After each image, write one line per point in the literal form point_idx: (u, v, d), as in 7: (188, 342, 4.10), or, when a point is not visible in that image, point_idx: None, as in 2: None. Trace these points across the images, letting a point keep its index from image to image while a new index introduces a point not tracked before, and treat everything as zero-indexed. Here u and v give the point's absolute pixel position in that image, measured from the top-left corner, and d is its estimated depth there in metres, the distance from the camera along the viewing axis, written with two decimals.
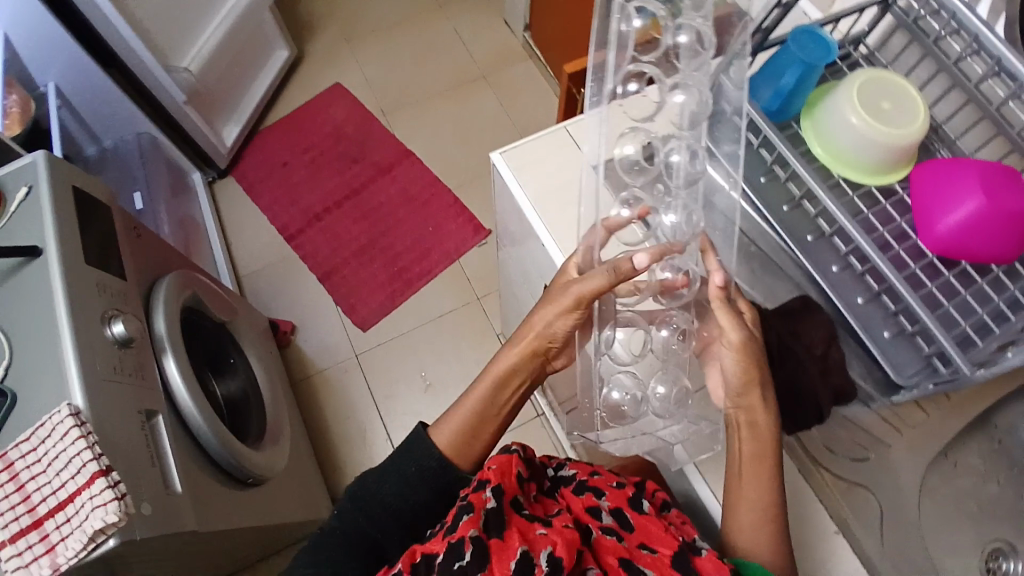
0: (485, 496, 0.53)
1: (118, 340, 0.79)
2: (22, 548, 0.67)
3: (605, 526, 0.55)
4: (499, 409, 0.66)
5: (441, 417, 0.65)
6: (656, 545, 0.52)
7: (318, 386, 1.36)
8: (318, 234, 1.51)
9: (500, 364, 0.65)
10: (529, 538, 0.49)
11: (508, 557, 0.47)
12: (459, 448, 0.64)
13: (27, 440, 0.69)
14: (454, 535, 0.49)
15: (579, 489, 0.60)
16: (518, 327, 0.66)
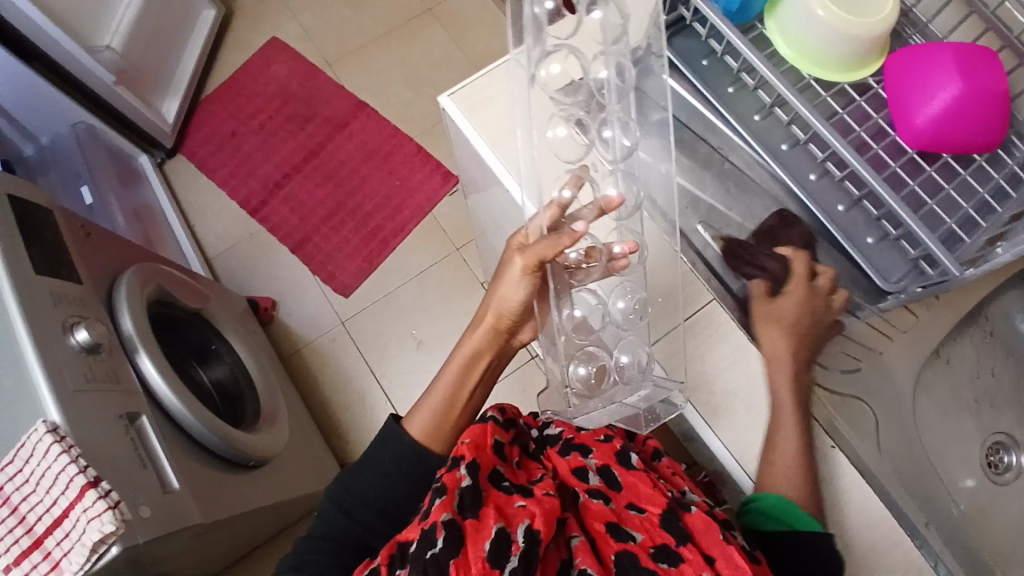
0: (460, 474, 0.52)
1: (84, 347, 0.76)
2: (27, 569, 0.66)
3: (591, 489, 0.55)
4: (470, 391, 0.66)
5: (413, 407, 0.65)
6: (644, 505, 0.53)
7: (309, 359, 1.35)
8: (283, 203, 1.46)
9: (465, 347, 0.66)
10: (507, 515, 0.50)
11: (483, 538, 0.48)
12: (433, 435, 0.64)
13: (10, 463, 0.68)
14: (428, 520, 0.49)
15: (565, 447, 0.60)
16: (478, 311, 0.66)
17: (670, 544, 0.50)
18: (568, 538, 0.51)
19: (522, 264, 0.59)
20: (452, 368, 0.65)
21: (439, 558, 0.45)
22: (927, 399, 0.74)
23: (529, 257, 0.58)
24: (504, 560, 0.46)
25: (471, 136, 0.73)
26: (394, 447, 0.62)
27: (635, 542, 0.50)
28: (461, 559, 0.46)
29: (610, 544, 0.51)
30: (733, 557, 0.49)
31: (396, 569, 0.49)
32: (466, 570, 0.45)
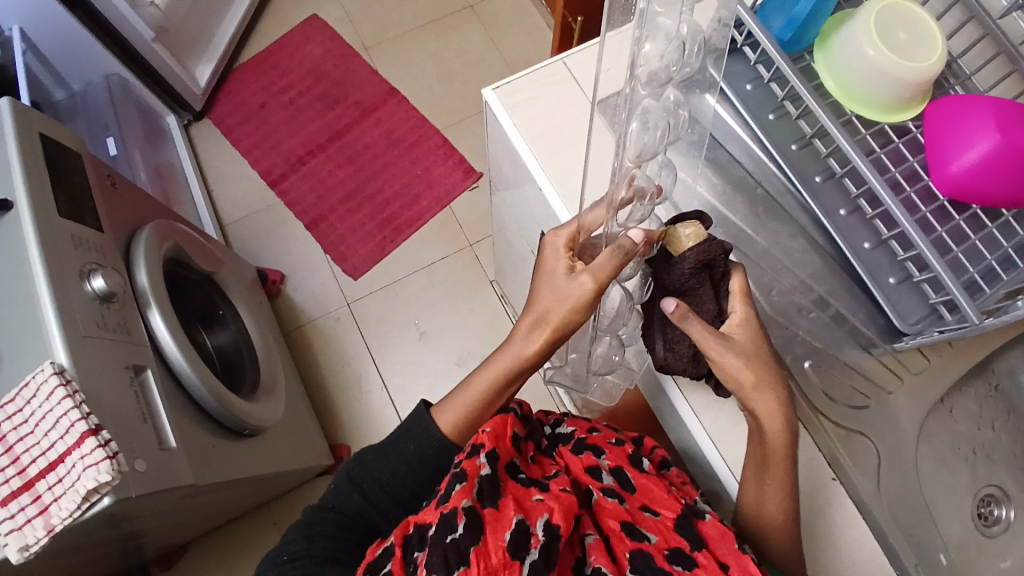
0: (479, 462, 0.53)
1: (98, 294, 0.75)
2: (14, 510, 0.66)
3: (605, 487, 0.56)
4: (507, 392, 0.64)
5: (445, 397, 0.64)
6: (659, 508, 0.55)
7: (311, 336, 1.35)
8: (303, 179, 1.46)
9: (517, 349, 0.62)
10: (526, 507, 0.50)
11: (503, 528, 0.47)
12: (463, 430, 0.63)
13: (11, 402, 0.68)
14: (448, 504, 0.49)
15: (576, 447, 0.61)
16: (534, 312, 0.61)
17: (685, 548, 0.52)
18: (581, 535, 0.52)
19: (588, 287, 0.57)
20: (496, 365, 0.63)
21: (460, 543, 0.45)
22: (930, 444, 0.75)
23: (592, 276, 0.57)
24: (524, 552, 0.46)
25: (510, 131, 0.73)
26: (421, 435, 0.62)
27: (650, 543, 0.52)
28: (480, 547, 0.46)
29: (624, 543, 0.51)
30: (746, 564, 0.52)
31: (412, 553, 0.49)
32: (485, 557, 0.45)
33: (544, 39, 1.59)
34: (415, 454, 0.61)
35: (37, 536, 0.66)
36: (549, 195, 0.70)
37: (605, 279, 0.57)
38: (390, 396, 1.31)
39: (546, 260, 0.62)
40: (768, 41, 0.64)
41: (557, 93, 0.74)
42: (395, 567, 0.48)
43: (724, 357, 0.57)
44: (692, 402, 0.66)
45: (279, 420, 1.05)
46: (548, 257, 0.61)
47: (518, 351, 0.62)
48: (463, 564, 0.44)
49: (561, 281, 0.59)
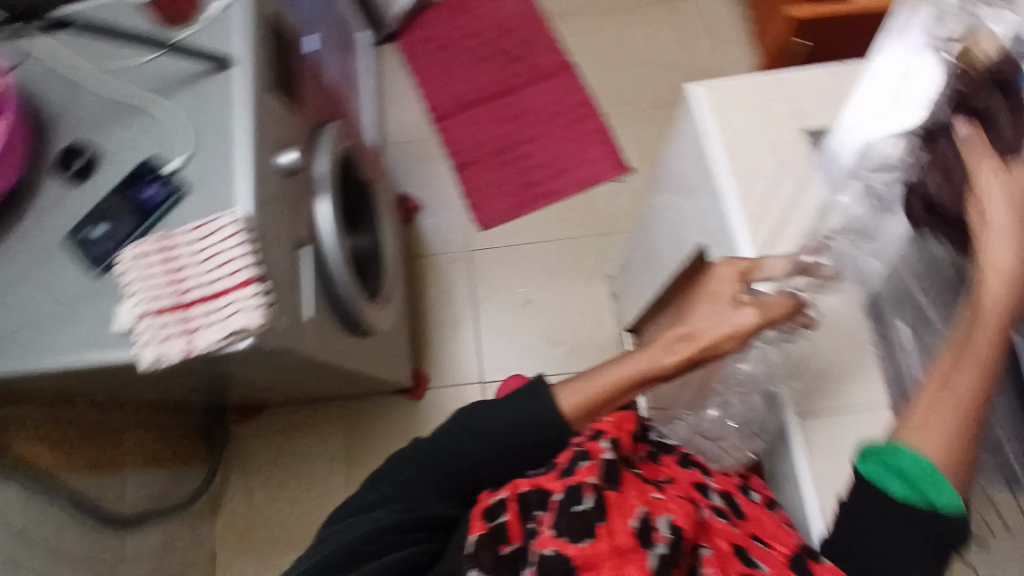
0: (601, 451, 0.61)
1: (285, 168, 0.82)
2: (159, 323, 0.71)
3: (714, 508, 0.60)
4: (630, 395, 0.64)
5: (567, 381, 0.63)
6: (771, 542, 0.57)
7: (426, 269, 1.41)
8: (463, 123, 1.52)
9: (660, 360, 0.62)
10: (649, 502, 0.54)
11: (627, 515, 0.51)
12: (581, 411, 0.61)
13: (191, 230, 0.73)
14: (574, 475, 0.56)
15: (683, 463, 0.69)
16: (686, 327, 0.62)
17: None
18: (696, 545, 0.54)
19: (751, 318, 0.60)
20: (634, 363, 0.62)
21: (587, 515, 0.50)
22: None
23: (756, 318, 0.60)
24: (651, 542, 0.49)
25: (709, 139, 0.73)
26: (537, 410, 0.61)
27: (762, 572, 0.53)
28: (607, 524, 0.49)
29: (735, 563, 0.53)
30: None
31: (531, 510, 0.52)
32: (613, 536, 0.48)
33: (733, 53, 1.55)
34: (529, 421, 0.60)
35: (173, 353, 0.70)
36: (732, 207, 0.70)
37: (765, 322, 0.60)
38: (478, 347, 1.35)
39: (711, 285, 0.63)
40: None
41: (765, 114, 0.73)
42: (513, 520, 0.51)
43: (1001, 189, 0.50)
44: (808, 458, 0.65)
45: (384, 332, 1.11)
46: (714, 283, 0.62)
47: (657, 357, 0.62)
48: (590, 534, 0.48)
49: (723, 306, 0.61)
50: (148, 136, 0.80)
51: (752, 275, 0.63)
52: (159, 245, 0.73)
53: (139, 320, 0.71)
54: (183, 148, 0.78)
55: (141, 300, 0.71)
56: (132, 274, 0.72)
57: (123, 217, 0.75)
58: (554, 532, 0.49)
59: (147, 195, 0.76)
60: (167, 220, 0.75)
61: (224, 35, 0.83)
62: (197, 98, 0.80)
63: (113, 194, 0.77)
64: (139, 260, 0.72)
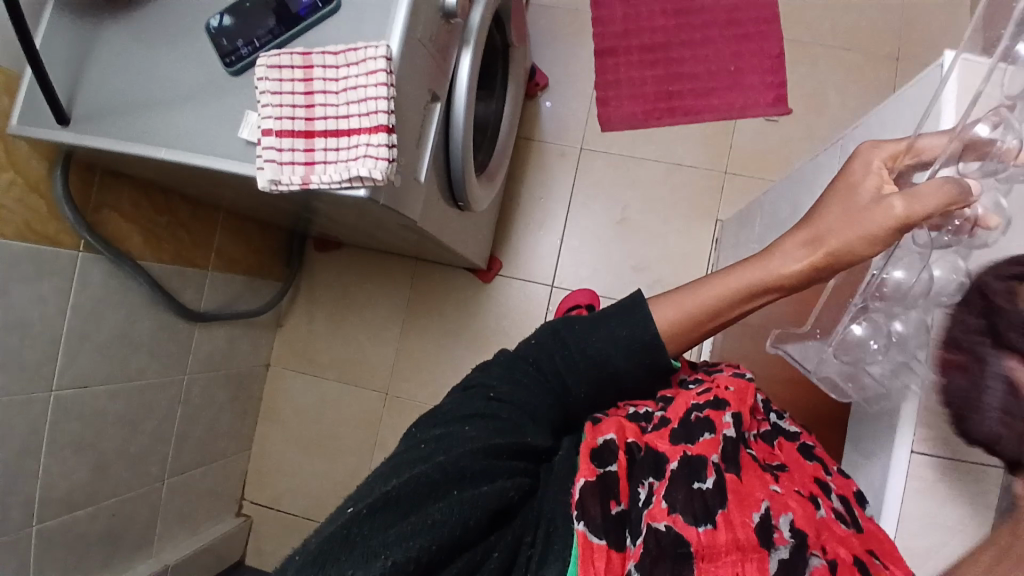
0: (724, 421, 0.54)
1: (445, 10, 0.75)
2: (284, 146, 0.68)
3: (835, 508, 0.51)
4: (738, 308, 0.59)
5: (662, 294, 0.60)
6: (888, 562, 0.47)
7: (533, 153, 1.33)
8: (621, 3, 1.34)
9: (778, 266, 0.57)
10: (769, 494, 0.48)
11: (749, 510, 0.46)
12: (673, 331, 0.58)
13: (336, 56, 0.69)
14: (694, 448, 0.51)
15: (803, 452, 0.58)
16: (805, 224, 0.58)
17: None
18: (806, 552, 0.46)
19: (894, 213, 0.50)
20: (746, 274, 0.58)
21: (707, 498, 0.47)
22: None
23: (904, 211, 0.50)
24: (772, 545, 0.45)
25: (949, 110, 0.58)
26: (637, 326, 0.57)
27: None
28: (726, 514, 0.46)
29: None
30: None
31: (641, 476, 0.49)
32: (732, 528, 0.45)
33: (962, 9, 1.29)
34: (623, 341, 0.56)
35: (290, 180, 0.68)
36: None
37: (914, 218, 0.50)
38: (561, 250, 1.31)
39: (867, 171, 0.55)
40: None
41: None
42: (621, 475, 0.49)
43: None
44: None
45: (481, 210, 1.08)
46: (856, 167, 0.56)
47: (775, 266, 0.57)
48: (709, 522, 0.45)
49: (862, 200, 0.54)
50: None
51: (901, 162, 0.56)
52: (303, 63, 0.69)
53: (264, 137, 0.68)
54: None
55: (269, 115, 0.68)
56: (264, 84, 0.68)
57: (267, 17, 0.71)
58: (668, 506, 0.46)
59: (300, 2, 0.71)
60: (315, 36, 0.71)
61: None
62: None
63: None
64: (275, 71, 0.68)
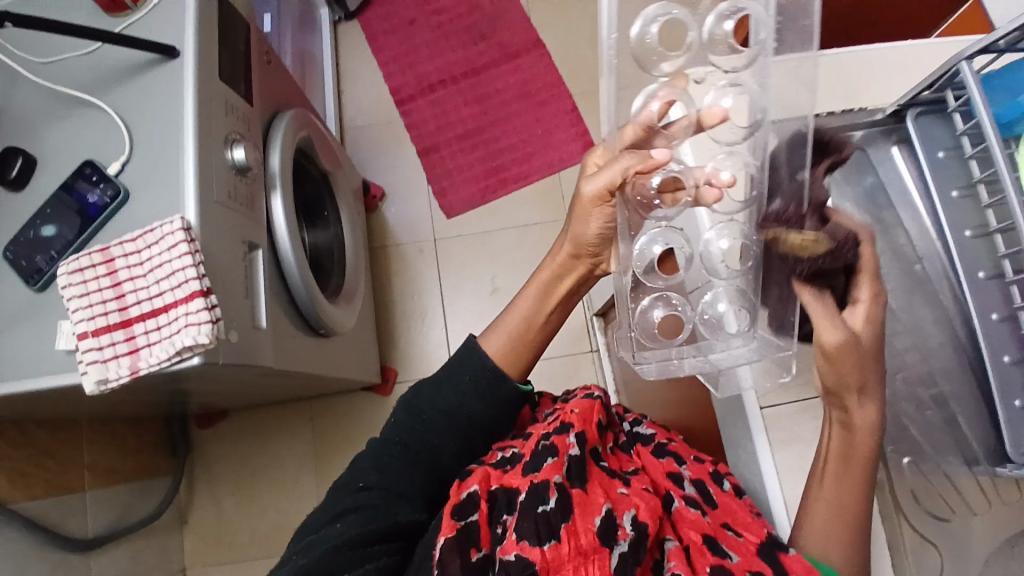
0: (568, 441, 0.64)
1: (236, 166, 0.77)
2: (104, 343, 0.67)
3: (687, 497, 0.63)
4: (545, 316, 0.71)
5: (489, 328, 0.72)
6: (741, 530, 0.60)
7: (393, 259, 1.37)
8: (427, 105, 1.46)
9: (548, 269, 0.71)
10: (613, 498, 0.60)
11: (591, 513, 0.57)
12: (506, 356, 0.70)
13: (133, 241, 0.69)
14: (539, 475, 0.60)
15: (657, 452, 0.70)
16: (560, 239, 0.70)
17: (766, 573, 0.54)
18: (661, 538, 0.59)
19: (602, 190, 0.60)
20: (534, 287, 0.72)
21: (549, 517, 0.56)
22: None
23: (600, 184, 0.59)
24: (612, 541, 0.55)
25: None
26: (476, 367, 0.68)
27: (732, 561, 0.56)
28: (570, 524, 0.56)
29: (705, 557, 0.57)
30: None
31: (499, 514, 0.60)
32: (575, 536, 0.55)
33: None
34: (468, 384, 0.68)
35: (119, 374, 0.67)
36: None
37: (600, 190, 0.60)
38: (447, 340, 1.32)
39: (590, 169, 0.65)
40: (988, 119, 0.60)
41: None
42: (483, 521, 0.58)
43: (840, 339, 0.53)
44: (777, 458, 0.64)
45: (348, 330, 1.08)
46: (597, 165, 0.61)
47: (551, 270, 0.71)
48: (554, 538, 0.55)
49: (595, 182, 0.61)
50: (87, 137, 0.75)
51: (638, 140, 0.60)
52: (102, 255, 0.69)
53: (81, 340, 0.67)
54: (120, 150, 0.73)
55: (83, 318, 0.67)
56: (69, 289, 0.67)
57: (71, 220, 0.71)
58: (515, 536, 0.55)
59: (88, 200, 0.71)
60: (113, 226, 0.72)
61: (170, 19, 0.76)
62: (143, 92, 0.75)
63: (50, 204, 0.72)
64: (77, 274, 0.68)
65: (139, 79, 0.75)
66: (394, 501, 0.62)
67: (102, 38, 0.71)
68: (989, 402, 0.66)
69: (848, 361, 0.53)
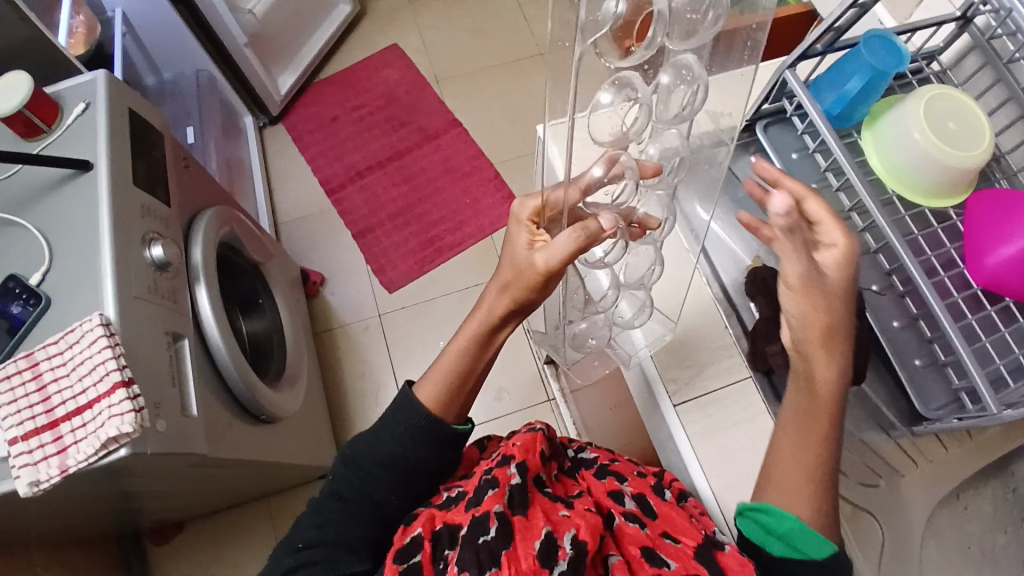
0: (509, 472, 0.59)
1: (155, 263, 0.80)
2: (34, 446, 0.68)
3: (627, 512, 0.59)
4: (481, 362, 0.66)
5: (424, 375, 0.66)
6: (679, 536, 0.57)
7: (340, 341, 1.39)
8: (358, 191, 1.53)
9: (487, 311, 0.63)
10: (553, 521, 0.55)
11: (532, 537, 0.53)
12: (441, 405, 0.65)
13: (55, 343, 0.71)
14: (480, 507, 0.55)
15: (600, 473, 0.66)
16: (498, 273, 0.62)
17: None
18: (604, 555, 0.55)
19: (538, 269, 0.56)
20: (466, 331, 0.65)
21: (491, 545, 0.51)
22: (940, 541, 0.72)
23: (556, 258, 0.54)
24: (552, 561, 0.51)
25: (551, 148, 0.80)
26: (410, 417, 0.64)
27: (670, 568, 0.52)
28: (511, 551, 0.51)
29: (644, 567, 0.53)
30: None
31: (442, 550, 0.54)
32: (516, 562, 0.50)
33: None
34: (405, 434, 0.63)
35: (48, 474, 0.67)
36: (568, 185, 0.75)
37: (559, 264, 0.55)
38: None
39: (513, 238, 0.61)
40: (818, 114, 0.67)
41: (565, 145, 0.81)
42: (426, 559, 0.53)
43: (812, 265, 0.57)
44: (699, 452, 0.69)
45: (295, 413, 1.09)
46: (513, 229, 0.61)
47: (487, 314, 0.63)
48: (494, 564, 0.50)
49: (521, 250, 0.59)
50: (9, 253, 0.78)
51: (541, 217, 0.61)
52: (25, 360, 0.71)
53: (12, 446, 0.68)
54: (38, 260, 0.76)
55: (11, 423, 0.68)
56: None
57: None
58: (458, 569, 0.50)
59: (9, 313, 0.73)
60: (35, 334, 0.73)
61: (84, 137, 0.82)
62: (59, 204, 0.79)
63: None
64: (3, 380, 0.69)
65: (55, 193, 0.79)
66: (342, 553, 0.57)
67: (15, 160, 0.75)
68: (889, 363, 0.69)
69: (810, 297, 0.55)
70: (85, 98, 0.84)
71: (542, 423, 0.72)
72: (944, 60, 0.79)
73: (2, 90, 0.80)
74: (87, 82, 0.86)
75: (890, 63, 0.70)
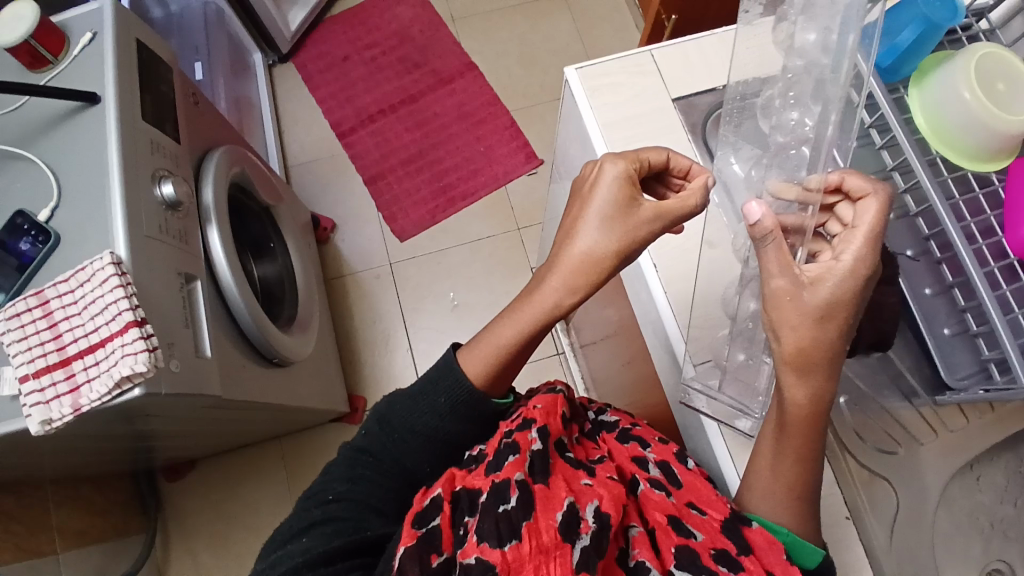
0: (531, 437, 0.58)
1: (166, 201, 0.77)
2: (45, 384, 0.67)
3: (651, 479, 0.59)
4: (530, 341, 0.63)
5: (471, 344, 0.64)
6: (705, 507, 0.56)
7: (350, 289, 1.38)
8: (369, 135, 1.49)
9: (545, 293, 0.61)
10: (575, 490, 0.55)
11: (553, 509, 0.52)
12: (487, 379, 0.63)
13: (65, 281, 0.69)
14: (500, 474, 0.54)
15: (621, 437, 0.65)
16: (556, 250, 0.62)
17: (731, 550, 0.52)
18: (626, 526, 0.55)
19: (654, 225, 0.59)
20: (523, 317, 0.62)
21: (511, 515, 0.50)
22: (950, 510, 0.72)
23: (659, 213, 0.59)
24: (574, 535, 0.50)
25: (584, 108, 0.75)
26: (451, 389, 0.62)
27: (696, 540, 0.53)
28: (532, 522, 0.50)
29: (670, 536, 0.53)
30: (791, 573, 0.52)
31: (461, 516, 0.53)
32: (537, 535, 0.49)
33: (630, 40, 1.59)
34: (445, 407, 0.62)
35: (62, 413, 0.66)
36: (598, 148, 0.74)
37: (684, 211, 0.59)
38: (412, 360, 1.33)
39: (594, 189, 0.60)
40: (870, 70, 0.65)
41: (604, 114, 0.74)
42: (444, 524, 0.52)
43: (824, 274, 0.51)
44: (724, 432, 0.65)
45: (307, 357, 1.09)
46: (607, 185, 0.59)
47: (551, 302, 0.61)
48: (514, 537, 0.49)
49: (622, 213, 0.59)
50: (16, 189, 0.75)
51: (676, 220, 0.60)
52: (36, 296, 0.69)
53: (22, 383, 0.67)
54: (48, 197, 0.74)
55: (22, 361, 0.67)
56: (7, 334, 0.68)
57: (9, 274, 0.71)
58: (477, 538, 0.49)
59: (19, 251, 0.71)
60: (46, 273, 0.72)
61: (90, 69, 0.78)
62: (66, 140, 0.76)
63: None
64: (14, 319, 0.68)
65: (62, 128, 0.76)
66: (366, 514, 0.57)
67: (21, 91, 0.72)
68: (917, 331, 0.68)
69: (795, 302, 0.51)
70: (91, 28, 0.80)
71: (563, 383, 0.70)
72: (994, 18, 0.73)
73: (4, 19, 0.76)
74: (94, 12, 0.81)
75: (944, 15, 0.68)
